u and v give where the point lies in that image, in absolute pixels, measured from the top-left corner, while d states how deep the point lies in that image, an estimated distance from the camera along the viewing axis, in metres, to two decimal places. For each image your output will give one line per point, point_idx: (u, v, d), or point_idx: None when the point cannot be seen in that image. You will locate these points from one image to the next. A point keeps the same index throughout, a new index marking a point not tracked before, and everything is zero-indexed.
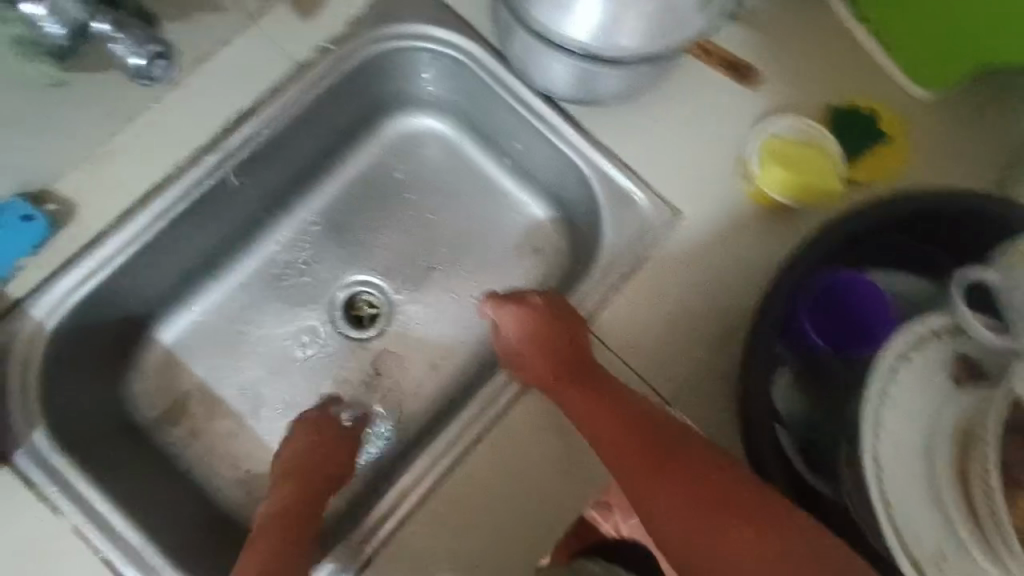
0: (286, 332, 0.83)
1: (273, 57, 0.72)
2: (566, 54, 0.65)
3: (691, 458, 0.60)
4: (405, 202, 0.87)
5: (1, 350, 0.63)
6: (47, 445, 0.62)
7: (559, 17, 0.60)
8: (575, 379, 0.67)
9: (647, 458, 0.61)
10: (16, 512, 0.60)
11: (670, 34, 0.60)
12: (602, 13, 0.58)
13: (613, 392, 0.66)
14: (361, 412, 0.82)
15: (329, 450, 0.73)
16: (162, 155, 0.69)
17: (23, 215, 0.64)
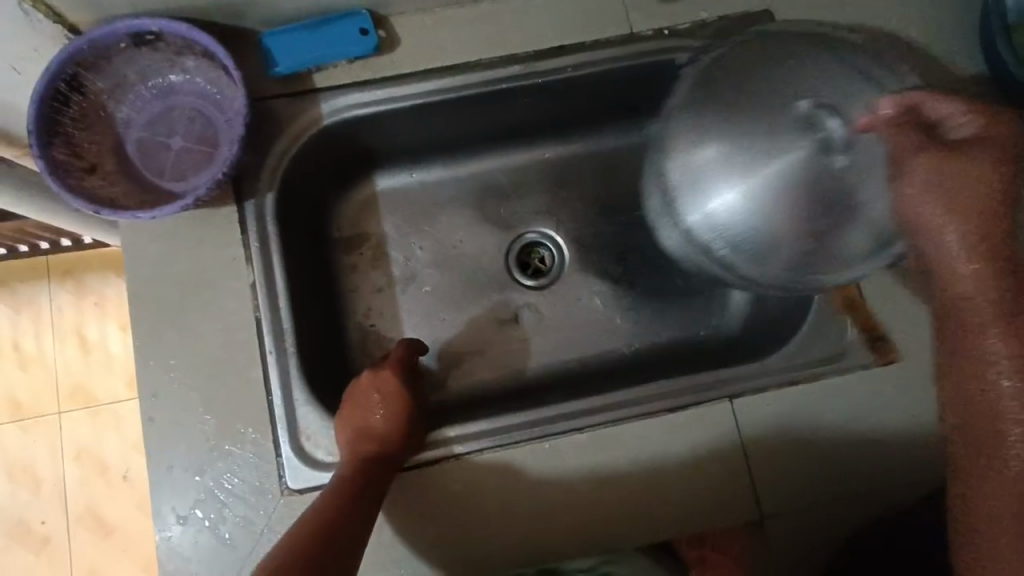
0: (468, 238, 0.88)
1: (614, 15, 0.76)
2: (683, 232, 0.66)
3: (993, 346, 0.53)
4: (630, 195, 0.89)
5: (283, 118, 0.72)
6: (270, 208, 0.71)
7: (693, 205, 0.63)
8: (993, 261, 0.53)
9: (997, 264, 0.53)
10: (224, 243, 0.70)
11: (804, 269, 0.61)
12: (744, 220, 0.60)
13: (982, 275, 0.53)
14: (485, 340, 0.85)
15: (394, 409, 0.68)
16: (483, 43, 0.75)
17: (362, 27, 0.72)
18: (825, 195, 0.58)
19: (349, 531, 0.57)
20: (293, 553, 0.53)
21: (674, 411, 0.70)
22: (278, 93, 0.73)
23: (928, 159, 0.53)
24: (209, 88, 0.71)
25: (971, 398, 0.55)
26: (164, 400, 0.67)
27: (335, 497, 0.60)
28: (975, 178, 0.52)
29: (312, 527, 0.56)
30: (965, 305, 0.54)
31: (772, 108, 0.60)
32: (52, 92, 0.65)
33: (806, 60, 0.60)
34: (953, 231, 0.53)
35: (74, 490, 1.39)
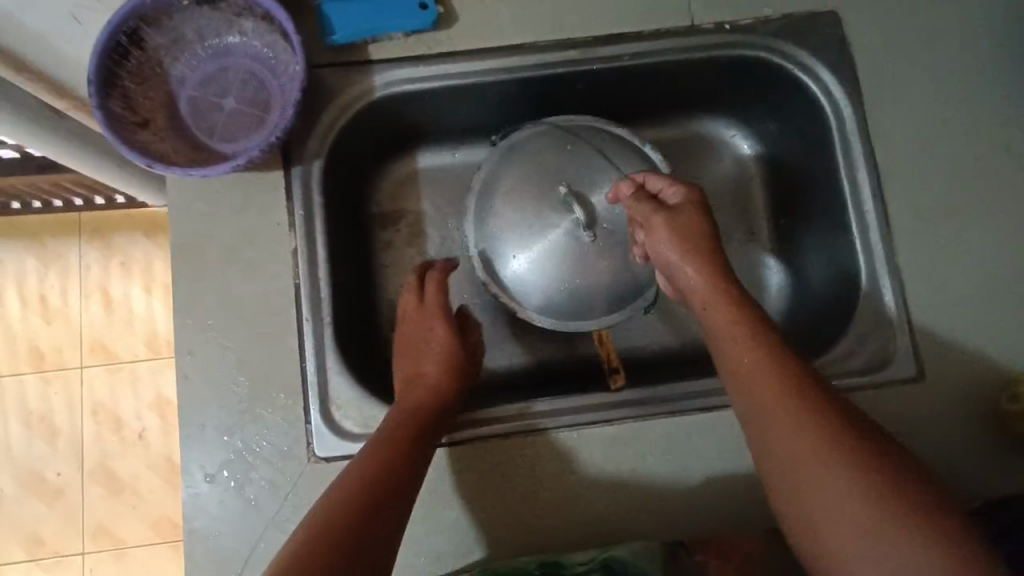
0: None
1: (676, 6, 0.75)
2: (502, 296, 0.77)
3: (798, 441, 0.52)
4: None
5: (336, 87, 0.72)
6: (316, 176, 0.71)
7: (503, 262, 0.74)
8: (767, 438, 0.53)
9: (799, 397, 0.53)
10: (269, 208, 0.70)
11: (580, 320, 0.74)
12: (536, 287, 0.73)
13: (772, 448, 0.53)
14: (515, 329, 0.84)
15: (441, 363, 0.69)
16: (542, 25, 0.74)
17: (422, 2, 0.72)
18: (601, 255, 0.72)
19: (399, 492, 0.56)
20: (333, 515, 0.51)
21: (705, 411, 0.70)
22: (332, 62, 0.72)
23: (678, 242, 0.63)
24: (265, 52, 0.71)
25: (755, 413, 0.54)
26: (200, 359, 0.68)
27: (382, 442, 0.60)
28: (684, 226, 0.63)
29: (357, 485, 0.55)
30: (716, 326, 0.59)
31: (550, 195, 0.72)
32: (112, 45, 0.65)
33: (592, 161, 0.73)
34: (665, 227, 0.63)
35: (89, 443, 1.41)
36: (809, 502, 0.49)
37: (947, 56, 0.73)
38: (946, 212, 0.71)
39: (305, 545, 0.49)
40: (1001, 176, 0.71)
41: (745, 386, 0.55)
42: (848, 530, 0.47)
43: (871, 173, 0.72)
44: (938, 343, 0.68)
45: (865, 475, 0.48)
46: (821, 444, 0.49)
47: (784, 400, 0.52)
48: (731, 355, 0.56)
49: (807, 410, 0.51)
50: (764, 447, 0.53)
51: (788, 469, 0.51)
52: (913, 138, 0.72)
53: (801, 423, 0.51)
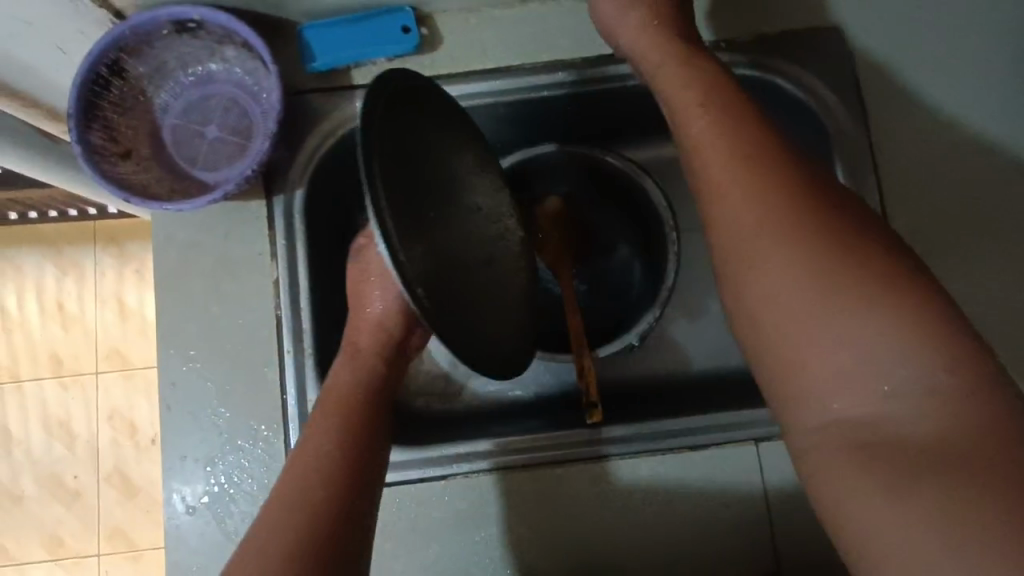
0: None
1: None
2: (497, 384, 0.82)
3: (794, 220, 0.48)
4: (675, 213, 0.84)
5: (317, 114, 0.71)
6: (298, 205, 0.70)
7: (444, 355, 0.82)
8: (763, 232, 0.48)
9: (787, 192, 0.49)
10: (251, 238, 0.70)
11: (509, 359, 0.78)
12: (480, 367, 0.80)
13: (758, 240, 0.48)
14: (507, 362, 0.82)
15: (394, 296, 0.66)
16: (528, 47, 0.72)
17: (403, 25, 0.70)
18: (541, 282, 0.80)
19: (363, 442, 0.58)
20: (308, 460, 0.56)
21: (694, 448, 0.67)
22: (315, 88, 0.71)
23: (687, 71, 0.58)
24: (247, 79, 0.70)
25: (783, 268, 0.46)
26: (182, 390, 0.68)
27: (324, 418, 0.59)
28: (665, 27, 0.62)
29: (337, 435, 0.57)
30: (710, 171, 0.52)
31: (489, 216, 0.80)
32: (93, 77, 0.65)
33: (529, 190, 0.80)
34: (701, 116, 0.55)
35: (104, 450, 1.44)
36: (829, 368, 0.44)
37: (960, 74, 0.69)
38: (956, 241, 0.67)
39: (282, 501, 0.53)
40: (1016, 203, 0.67)
41: (770, 246, 0.47)
42: (866, 400, 0.42)
43: (875, 198, 0.67)
44: None
45: (837, 272, 0.45)
46: (782, 256, 0.47)
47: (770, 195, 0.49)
48: (764, 218, 0.48)
49: (853, 272, 0.45)
50: (780, 306, 0.46)
51: (804, 338, 0.45)
52: (919, 162, 0.68)
53: (795, 252, 0.46)
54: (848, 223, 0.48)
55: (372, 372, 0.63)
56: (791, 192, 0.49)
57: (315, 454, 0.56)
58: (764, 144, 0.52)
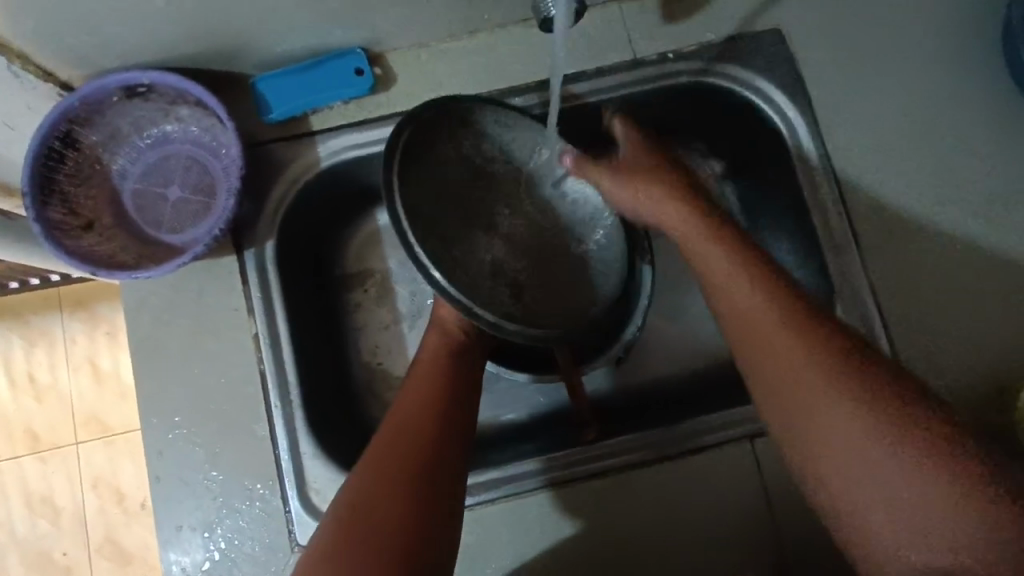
0: None
1: (619, 43, 0.73)
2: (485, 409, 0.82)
3: (797, 330, 0.55)
4: None
5: (279, 164, 0.71)
6: (270, 256, 0.70)
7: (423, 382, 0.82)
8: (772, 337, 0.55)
9: (783, 310, 0.56)
10: (225, 294, 0.69)
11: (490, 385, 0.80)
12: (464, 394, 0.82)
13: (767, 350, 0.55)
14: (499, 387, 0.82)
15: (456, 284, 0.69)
16: (483, 77, 0.73)
17: (356, 67, 0.70)
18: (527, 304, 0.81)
19: (443, 428, 0.58)
20: (402, 429, 0.57)
21: (689, 453, 0.67)
22: (276, 138, 0.71)
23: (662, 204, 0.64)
24: (205, 137, 0.70)
25: (782, 389, 0.54)
26: (170, 458, 0.66)
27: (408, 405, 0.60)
28: (626, 147, 0.68)
29: (420, 425, 0.57)
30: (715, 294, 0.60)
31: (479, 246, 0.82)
32: (46, 151, 0.64)
33: None
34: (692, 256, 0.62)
35: (92, 520, 1.39)
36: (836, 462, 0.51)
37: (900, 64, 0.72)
38: (914, 223, 0.69)
39: (376, 467, 0.55)
40: (964, 182, 0.70)
41: (772, 365, 0.55)
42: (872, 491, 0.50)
43: (833, 190, 0.70)
44: (921, 359, 0.67)
45: (841, 386, 0.52)
46: (794, 369, 0.54)
47: (765, 310, 0.56)
48: (761, 347, 0.56)
49: (872, 402, 0.51)
50: (792, 418, 0.54)
51: (810, 441, 0.53)
52: (870, 150, 0.71)
53: (799, 370, 0.53)
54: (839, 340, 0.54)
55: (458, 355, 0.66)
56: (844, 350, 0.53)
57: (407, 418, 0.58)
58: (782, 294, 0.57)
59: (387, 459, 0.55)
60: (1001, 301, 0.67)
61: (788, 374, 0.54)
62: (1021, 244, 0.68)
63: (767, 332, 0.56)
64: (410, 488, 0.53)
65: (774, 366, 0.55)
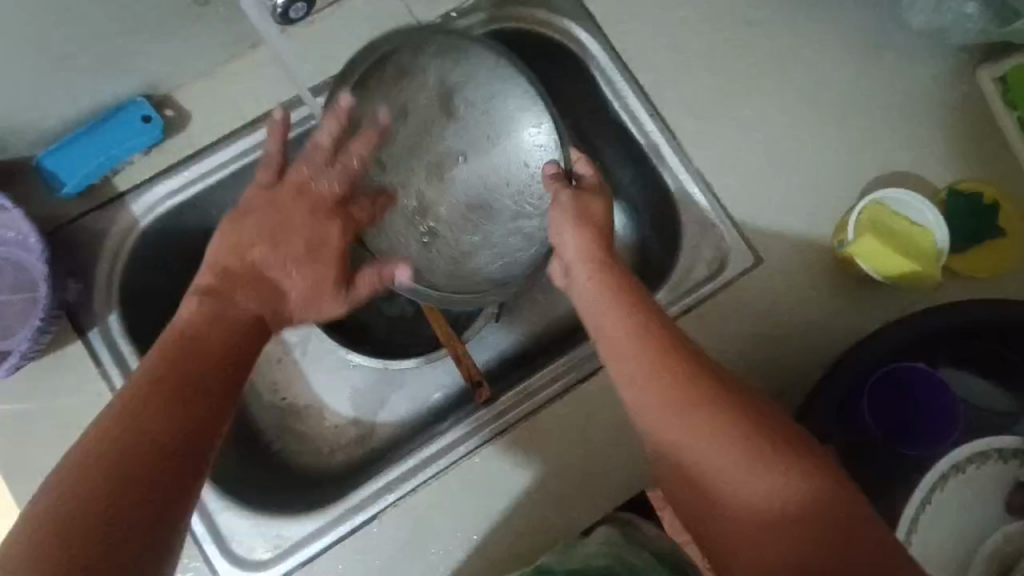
0: None
1: (397, 16, 0.73)
2: (411, 406, 0.81)
3: (679, 347, 0.52)
4: None
5: (98, 235, 0.68)
6: (117, 329, 0.67)
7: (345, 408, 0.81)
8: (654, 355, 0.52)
9: (660, 331, 0.53)
10: (80, 382, 0.66)
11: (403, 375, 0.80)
12: (385, 399, 0.81)
13: (649, 369, 0.51)
14: (414, 382, 0.82)
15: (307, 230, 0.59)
16: (277, 87, 0.72)
17: (143, 114, 0.68)
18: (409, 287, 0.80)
19: (180, 410, 0.47)
20: (138, 402, 0.47)
21: (582, 382, 0.69)
22: (83, 210, 0.68)
23: (583, 241, 0.60)
24: (8, 232, 0.65)
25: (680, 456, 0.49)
26: None
27: (149, 374, 0.49)
28: (582, 209, 0.61)
29: (155, 408, 0.47)
30: (599, 314, 0.56)
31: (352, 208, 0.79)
32: None
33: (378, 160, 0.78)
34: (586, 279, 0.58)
35: None
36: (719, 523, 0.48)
37: None
38: (721, 100, 0.72)
39: (93, 455, 0.44)
40: (754, 50, 0.73)
41: (650, 383, 0.51)
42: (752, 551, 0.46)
43: (639, 95, 0.72)
44: (765, 224, 0.69)
45: (714, 408, 0.49)
46: (661, 386, 0.50)
47: (641, 327, 0.53)
48: (625, 356, 0.53)
49: (746, 435, 0.48)
50: (675, 438, 0.49)
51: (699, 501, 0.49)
52: (662, 46, 0.73)
53: (679, 389, 0.50)
54: (726, 390, 0.50)
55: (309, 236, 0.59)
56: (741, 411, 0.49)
57: (181, 343, 0.51)
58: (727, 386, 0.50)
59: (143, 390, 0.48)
60: (817, 148, 0.71)
61: (668, 395, 0.50)
62: (819, 89, 0.72)
63: (642, 343, 0.52)
64: (148, 439, 0.45)
65: (656, 384, 0.50)
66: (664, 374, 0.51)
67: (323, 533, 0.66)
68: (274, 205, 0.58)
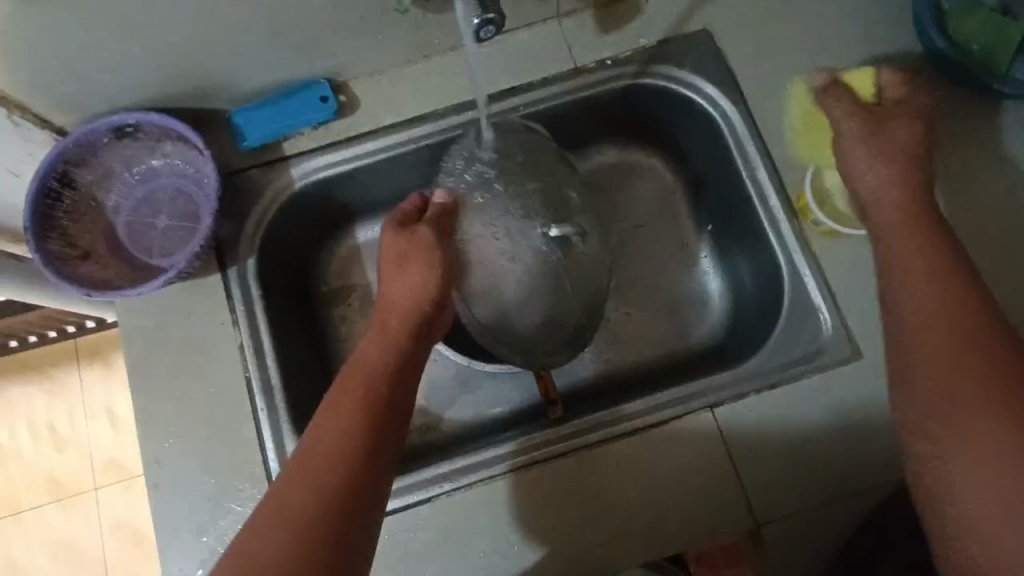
0: None
1: (558, 54, 0.79)
2: (476, 410, 0.85)
3: (949, 301, 0.57)
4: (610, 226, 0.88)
5: (258, 188, 0.77)
6: (253, 271, 0.76)
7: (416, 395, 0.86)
8: (935, 289, 0.58)
9: (942, 285, 0.58)
10: (211, 309, 0.74)
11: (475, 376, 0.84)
12: (455, 396, 0.86)
13: (938, 289, 0.58)
14: (485, 390, 0.86)
15: (419, 279, 0.65)
16: (437, 95, 0.79)
17: (322, 95, 0.77)
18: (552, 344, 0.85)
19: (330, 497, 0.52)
20: (289, 504, 0.51)
21: (652, 427, 0.70)
22: (251, 164, 0.78)
23: (877, 160, 0.64)
24: (188, 168, 0.77)
25: (944, 374, 0.55)
26: (166, 466, 0.70)
27: (303, 460, 0.54)
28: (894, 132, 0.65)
29: (309, 501, 0.51)
30: (915, 247, 0.61)
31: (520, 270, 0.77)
32: (45, 190, 0.71)
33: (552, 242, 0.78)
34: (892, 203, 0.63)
35: (114, 567, 1.39)
36: (1002, 435, 0.51)
37: (819, 51, 0.77)
38: None
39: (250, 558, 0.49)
40: None
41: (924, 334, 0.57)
42: (970, 441, 0.53)
43: (770, 168, 0.74)
44: (871, 322, 0.69)
45: (968, 359, 0.54)
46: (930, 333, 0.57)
47: (929, 274, 0.59)
48: (914, 291, 0.59)
49: (985, 389, 0.53)
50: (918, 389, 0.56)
51: (944, 413, 0.54)
52: (801, 127, 0.75)
53: (960, 358, 0.55)
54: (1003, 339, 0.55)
55: (419, 308, 0.65)
56: (1003, 338, 0.55)
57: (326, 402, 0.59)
58: (944, 263, 0.59)
59: (288, 484, 0.53)
60: None
61: (937, 336, 0.56)
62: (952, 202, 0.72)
63: (935, 291, 0.58)
64: (304, 528, 0.50)
65: (925, 327, 0.57)
66: (953, 313, 0.57)
67: None
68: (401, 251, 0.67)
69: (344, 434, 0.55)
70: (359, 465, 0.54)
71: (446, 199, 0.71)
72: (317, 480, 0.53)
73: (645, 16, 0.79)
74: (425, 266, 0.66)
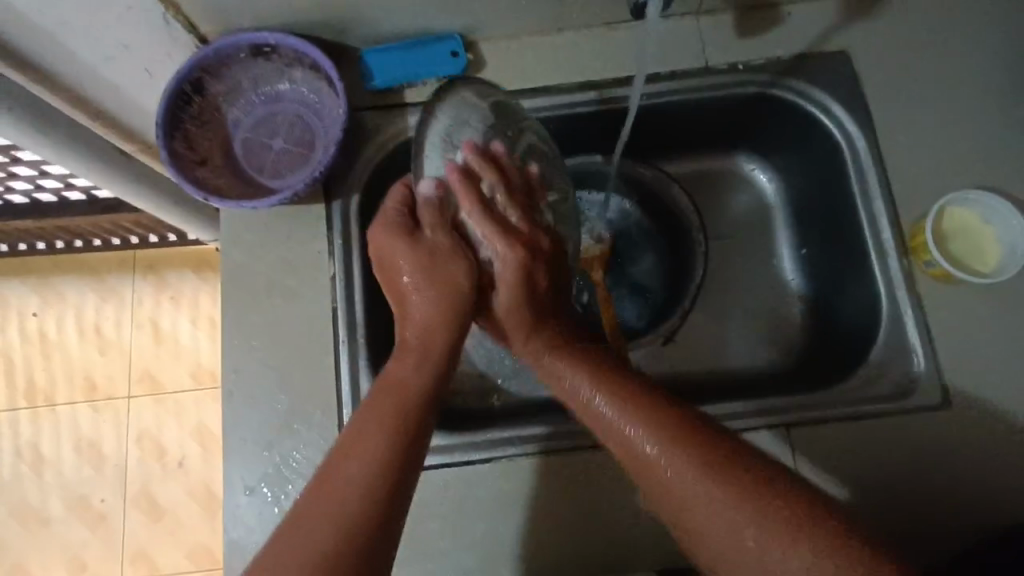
0: None
1: (691, 49, 0.78)
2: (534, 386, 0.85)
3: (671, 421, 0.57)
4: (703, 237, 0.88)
5: (374, 129, 0.78)
6: (355, 207, 0.77)
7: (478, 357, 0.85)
8: (643, 404, 0.59)
9: (667, 417, 0.57)
10: (310, 238, 0.76)
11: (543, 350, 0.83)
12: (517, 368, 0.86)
13: (650, 432, 0.57)
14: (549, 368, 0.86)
15: (435, 290, 0.65)
16: (564, 69, 0.79)
17: (453, 50, 0.78)
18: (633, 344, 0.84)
19: (374, 498, 0.53)
20: (332, 494, 0.53)
21: None
22: (371, 105, 0.79)
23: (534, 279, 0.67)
24: (311, 96, 0.78)
25: (658, 478, 0.55)
26: (243, 377, 0.72)
27: (340, 462, 0.55)
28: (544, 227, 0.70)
29: (351, 506, 0.52)
30: (612, 425, 0.59)
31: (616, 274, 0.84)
32: (179, 92, 0.73)
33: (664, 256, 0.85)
34: (597, 402, 0.61)
35: (133, 473, 1.42)
36: (657, 449, 0.56)
37: (959, 92, 0.75)
38: (974, 236, 0.70)
39: (282, 551, 0.49)
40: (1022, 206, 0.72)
41: (678, 479, 0.54)
42: (727, 534, 0.51)
43: (887, 202, 0.73)
44: (966, 371, 0.68)
45: (713, 475, 0.53)
46: (679, 470, 0.54)
47: (666, 423, 0.57)
48: (645, 477, 0.56)
49: (725, 475, 0.52)
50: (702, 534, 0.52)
51: (642, 456, 0.56)
52: (926, 165, 0.74)
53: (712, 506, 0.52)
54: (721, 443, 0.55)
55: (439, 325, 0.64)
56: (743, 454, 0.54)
57: (366, 407, 0.59)
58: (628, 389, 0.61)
59: (333, 468, 0.55)
60: None
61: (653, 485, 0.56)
62: None
63: (676, 429, 0.56)
64: (344, 533, 0.50)
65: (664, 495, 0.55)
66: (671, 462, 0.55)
67: (439, 452, 0.71)
68: (420, 259, 0.65)
69: (370, 438, 0.56)
70: (389, 464, 0.55)
71: (437, 188, 0.66)
72: (354, 483, 0.53)
73: (786, 28, 0.78)
74: (448, 268, 0.65)
